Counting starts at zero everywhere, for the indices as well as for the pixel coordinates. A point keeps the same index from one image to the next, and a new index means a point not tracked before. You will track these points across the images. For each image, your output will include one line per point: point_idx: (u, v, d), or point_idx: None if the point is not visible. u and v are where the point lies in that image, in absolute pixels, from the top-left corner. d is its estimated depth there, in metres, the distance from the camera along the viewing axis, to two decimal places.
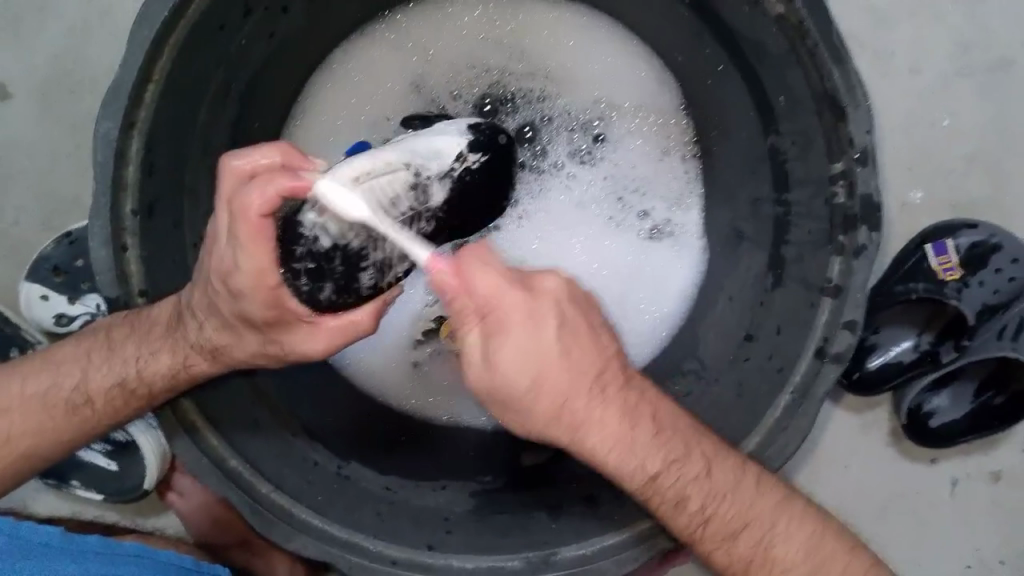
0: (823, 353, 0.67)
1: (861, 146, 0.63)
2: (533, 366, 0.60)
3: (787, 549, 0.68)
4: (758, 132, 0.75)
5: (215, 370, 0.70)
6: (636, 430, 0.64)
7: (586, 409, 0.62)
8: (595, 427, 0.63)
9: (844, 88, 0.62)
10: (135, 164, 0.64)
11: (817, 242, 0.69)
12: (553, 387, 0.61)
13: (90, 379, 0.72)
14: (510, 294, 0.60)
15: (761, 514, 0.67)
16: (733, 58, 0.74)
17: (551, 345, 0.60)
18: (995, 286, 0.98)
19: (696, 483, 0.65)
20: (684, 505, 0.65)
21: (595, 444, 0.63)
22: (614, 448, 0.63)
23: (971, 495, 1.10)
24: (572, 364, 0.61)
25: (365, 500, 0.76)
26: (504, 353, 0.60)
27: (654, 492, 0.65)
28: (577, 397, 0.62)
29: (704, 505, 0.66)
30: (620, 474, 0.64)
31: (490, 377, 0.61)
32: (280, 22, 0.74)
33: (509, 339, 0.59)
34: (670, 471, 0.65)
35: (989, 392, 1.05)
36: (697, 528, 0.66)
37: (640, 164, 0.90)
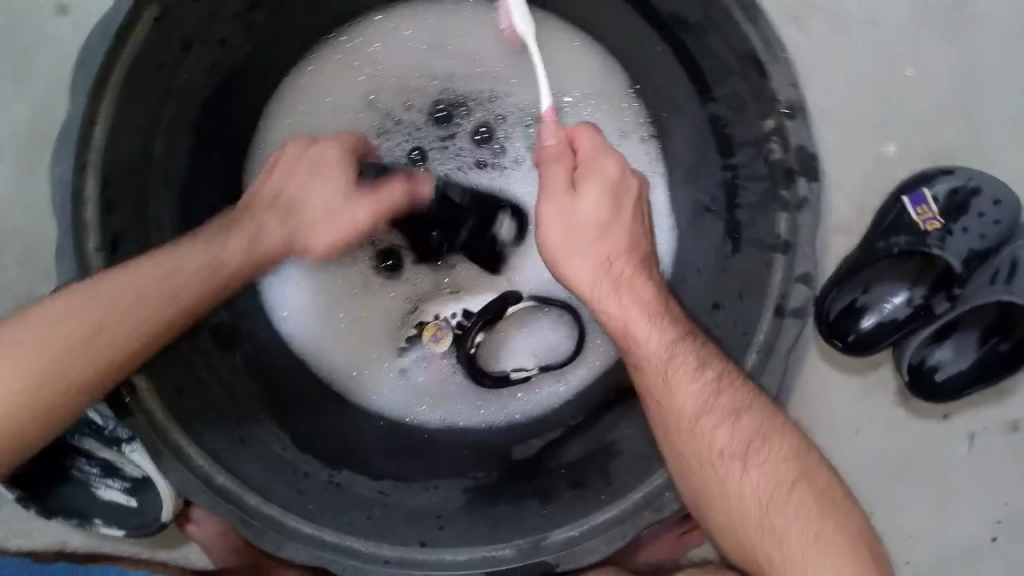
0: (783, 310, 0.67)
1: (786, 100, 0.64)
2: (608, 216, 0.69)
3: (772, 462, 0.68)
4: (699, 102, 0.76)
5: (190, 296, 0.71)
6: (664, 310, 0.70)
7: (627, 270, 0.70)
8: (629, 293, 0.70)
9: (762, 45, 0.63)
10: (92, 203, 0.67)
11: (764, 201, 0.69)
12: (614, 239, 0.70)
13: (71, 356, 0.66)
14: (607, 163, 0.69)
15: (760, 410, 0.68)
16: (664, 32, 0.74)
17: (626, 208, 0.70)
18: (980, 231, 0.96)
19: (712, 377, 0.68)
20: (706, 369, 0.68)
21: (627, 308, 0.70)
22: (643, 315, 0.70)
23: (991, 447, 1.07)
24: (625, 228, 0.70)
25: (357, 505, 0.78)
26: (588, 196, 0.68)
27: (679, 353, 0.69)
28: (620, 257, 0.70)
29: (715, 377, 0.68)
30: (643, 342, 0.69)
31: (552, 224, 0.68)
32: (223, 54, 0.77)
33: (594, 189, 0.68)
34: (692, 339, 0.69)
35: (994, 338, 1.01)
36: (705, 401, 0.68)
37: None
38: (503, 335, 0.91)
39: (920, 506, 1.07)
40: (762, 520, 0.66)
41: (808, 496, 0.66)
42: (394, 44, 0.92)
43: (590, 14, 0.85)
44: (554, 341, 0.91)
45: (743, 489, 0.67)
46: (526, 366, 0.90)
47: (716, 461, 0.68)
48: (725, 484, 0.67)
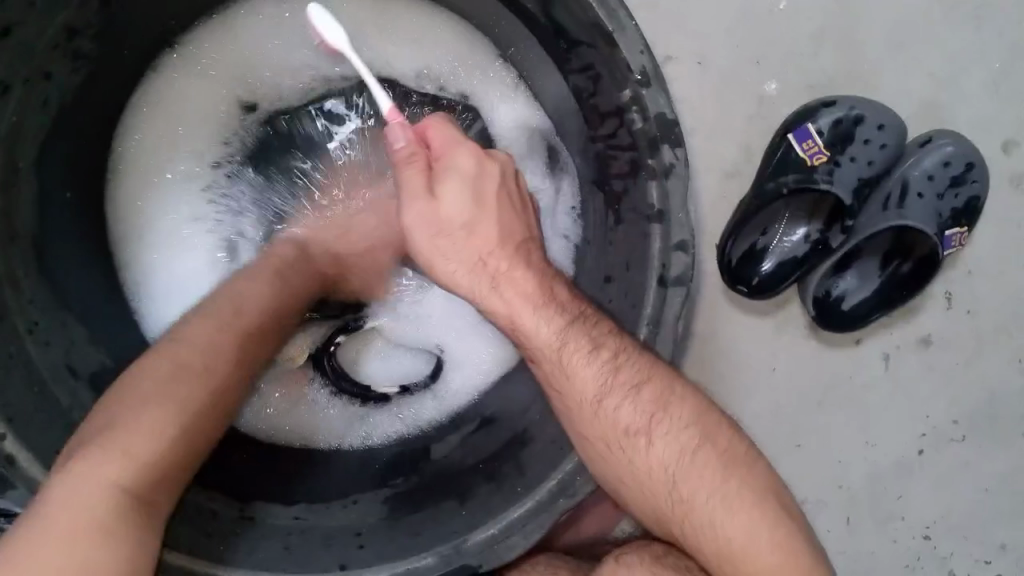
0: (665, 280, 0.65)
1: (639, 67, 0.61)
2: (472, 208, 0.70)
3: (678, 429, 0.69)
4: (561, 74, 0.73)
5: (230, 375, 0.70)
6: (548, 290, 0.70)
7: (506, 262, 0.71)
8: (511, 285, 0.70)
9: (605, 14, 0.61)
10: None
11: (634, 171, 0.67)
12: (483, 234, 0.71)
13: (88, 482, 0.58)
14: (462, 152, 0.70)
15: (664, 379, 0.67)
16: (514, 8, 0.71)
17: (489, 198, 0.71)
18: (867, 158, 0.98)
19: (604, 357, 0.68)
20: (602, 347, 0.68)
21: (512, 301, 0.70)
22: (529, 302, 0.69)
23: (906, 365, 1.09)
24: (498, 219, 0.71)
25: (272, 536, 0.75)
26: (452, 194, 0.70)
27: (571, 339, 0.68)
28: (496, 252, 0.71)
29: (614, 357, 0.67)
30: (537, 331, 0.69)
31: (424, 219, 0.70)
32: (51, 89, 0.72)
33: (456, 187, 0.70)
34: (584, 321, 0.69)
35: (896, 259, 1.02)
36: (605, 382, 0.68)
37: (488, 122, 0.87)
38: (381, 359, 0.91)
39: (846, 433, 1.09)
40: (672, 482, 0.68)
41: (711, 457, 0.69)
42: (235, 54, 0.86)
43: None
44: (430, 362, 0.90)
45: (648, 460, 0.69)
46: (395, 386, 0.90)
47: (621, 438, 0.69)
48: (633, 458, 0.69)
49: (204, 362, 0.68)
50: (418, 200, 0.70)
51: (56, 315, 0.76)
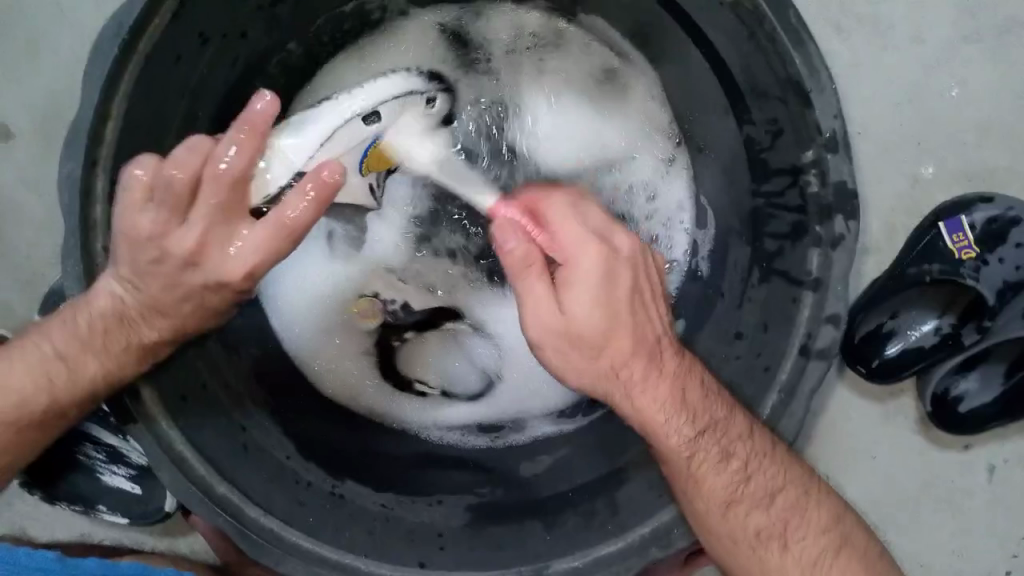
0: (808, 350, 0.64)
1: (829, 132, 0.60)
2: (602, 312, 0.63)
3: (811, 525, 0.69)
4: (733, 121, 0.72)
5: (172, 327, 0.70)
6: (681, 393, 0.67)
7: (638, 365, 0.66)
8: (644, 389, 0.66)
9: (807, 72, 0.60)
10: (101, 202, 0.66)
11: (796, 234, 0.66)
12: (618, 343, 0.64)
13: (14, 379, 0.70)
14: (591, 250, 0.63)
15: (795, 484, 0.69)
16: (702, 48, 0.71)
17: (621, 302, 0.64)
18: (1016, 262, 0.92)
19: (733, 447, 0.67)
20: (733, 456, 0.67)
21: (645, 406, 0.66)
22: (666, 415, 0.66)
23: (1010, 481, 1.04)
24: (635, 321, 0.65)
25: (359, 518, 0.76)
26: (582, 298, 0.63)
27: (701, 448, 0.67)
28: (634, 367, 0.66)
29: (745, 461, 0.68)
30: (665, 438, 0.67)
31: (551, 327, 0.63)
32: (241, 48, 0.75)
33: (582, 290, 0.63)
34: (717, 430, 0.67)
35: (1022, 372, 0.98)
36: (736, 491, 0.68)
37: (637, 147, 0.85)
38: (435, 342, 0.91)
39: (935, 537, 1.04)
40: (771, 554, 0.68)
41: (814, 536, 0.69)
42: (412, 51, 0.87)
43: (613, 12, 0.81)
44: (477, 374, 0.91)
45: (786, 565, 0.68)
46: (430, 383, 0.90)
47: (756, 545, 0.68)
48: (766, 566, 0.68)
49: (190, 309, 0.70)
50: (542, 310, 0.63)
51: None
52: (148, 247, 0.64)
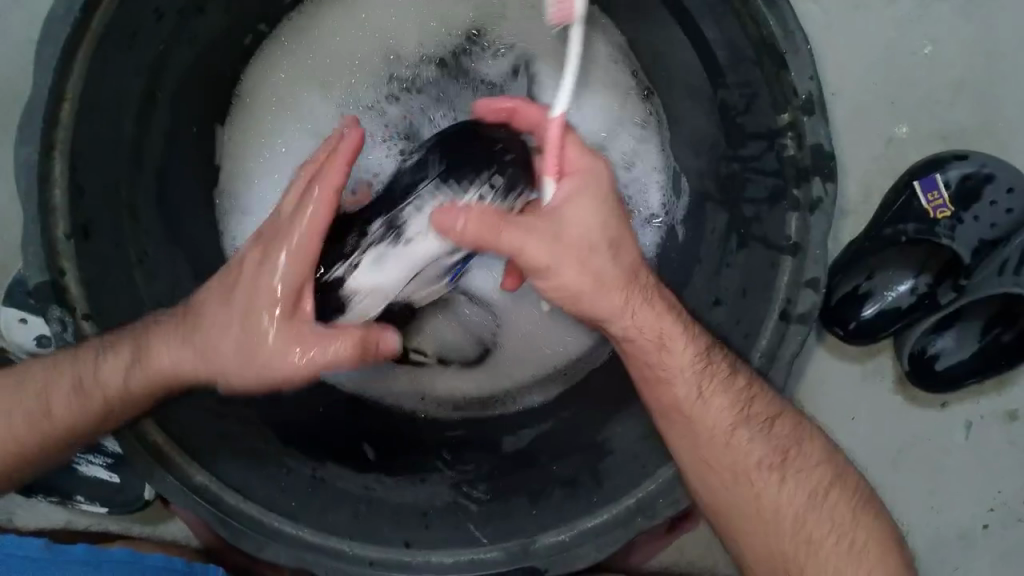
0: (788, 315, 0.64)
1: (804, 93, 0.60)
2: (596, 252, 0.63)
3: (807, 463, 0.68)
4: (707, 86, 0.71)
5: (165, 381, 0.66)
6: (679, 334, 0.66)
7: (639, 305, 0.66)
8: (644, 325, 0.66)
9: (782, 33, 0.59)
10: (59, 187, 0.64)
11: (773, 198, 0.66)
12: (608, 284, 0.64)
13: (55, 401, 0.69)
14: (586, 184, 0.63)
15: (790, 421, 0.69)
16: (674, 12, 0.69)
17: (614, 225, 0.64)
18: (991, 220, 0.93)
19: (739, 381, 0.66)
20: (737, 375, 0.66)
21: (644, 329, 0.66)
22: (664, 343, 0.66)
23: (987, 435, 1.05)
24: (622, 255, 0.65)
25: (342, 501, 0.75)
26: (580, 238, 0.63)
27: (706, 373, 0.66)
28: (634, 296, 0.65)
29: (749, 392, 0.66)
30: (666, 366, 0.66)
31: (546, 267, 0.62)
32: (200, 24, 0.73)
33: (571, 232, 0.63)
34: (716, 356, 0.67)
35: (997, 328, 0.99)
36: (738, 420, 0.67)
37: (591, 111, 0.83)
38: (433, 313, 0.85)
39: (916, 493, 1.05)
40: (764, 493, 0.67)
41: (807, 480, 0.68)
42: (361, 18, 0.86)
43: None
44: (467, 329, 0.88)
45: (780, 500, 0.67)
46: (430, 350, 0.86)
47: (754, 474, 0.67)
48: (763, 496, 0.67)
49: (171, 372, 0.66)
50: (539, 243, 0.61)
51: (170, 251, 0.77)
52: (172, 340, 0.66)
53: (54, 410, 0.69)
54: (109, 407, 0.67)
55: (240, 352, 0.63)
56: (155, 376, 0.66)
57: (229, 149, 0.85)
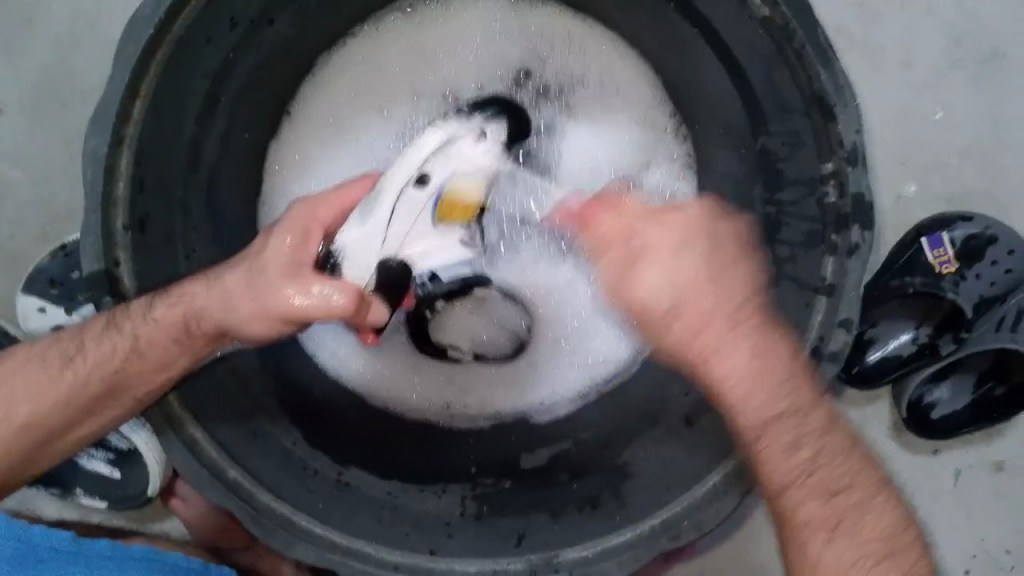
0: (819, 353, 0.67)
1: (850, 145, 0.64)
2: (677, 288, 0.64)
3: (877, 522, 0.65)
4: (748, 132, 0.75)
5: (175, 336, 0.69)
6: (765, 367, 0.65)
7: (720, 335, 0.65)
8: (725, 354, 0.65)
9: (832, 89, 0.63)
10: (123, 179, 0.66)
11: (811, 242, 0.69)
12: (691, 311, 0.65)
13: (87, 350, 0.70)
14: (654, 223, 0.66)
15: (867, 485, 0.66)
16: (721, 58, 0.73)
17: (705, 266, 0.65)
18: (991, 278, 0.97)
19: (811, 437, 0.65)
20: (814, 414, 0.65)
21: (725, 367, 0.65)
22: (743, 377, 0.65)
23: (975, 485, 1.08)
24: (721, 285, 0.65)
25: (367, 505, 0.77)
26: (648, 271, 0.65)
27: (773, 429, 0.65)
28: (715, 323, 0.65)
29: (814, 454, 0.65)
30: (739, 405, 0.65)
31: (634, 302, 0.66)
32: (268, 34, 0.76)
33: (660, 257, 0.65)
34: (794, 409, 0.65)
35: (990, 382, 1.04)
36: (798, 479, 0.65)
37: (595, 151, 0.89)
38: (455, 308, 0.86)
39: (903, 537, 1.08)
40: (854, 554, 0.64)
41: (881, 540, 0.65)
42: (423, 45, 0.90)
43: (625, 20, 0.83)
44: (495, 321, 0.89)
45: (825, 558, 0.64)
46: (463, 348, 0.89)
47: (798, 532, 0.65)
48: (810, 554, 0.65)
49: (174, 333, 0.69)
50: (648, 276, 0.65)
51: (212, 251, 0.79)
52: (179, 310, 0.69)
53: (88, 366, 0.70)
54: (138, 365, 0.70)
55: (247, 304, 0.67)
56: (178, 321, 0.69)
57: (288, 169, 0.89)
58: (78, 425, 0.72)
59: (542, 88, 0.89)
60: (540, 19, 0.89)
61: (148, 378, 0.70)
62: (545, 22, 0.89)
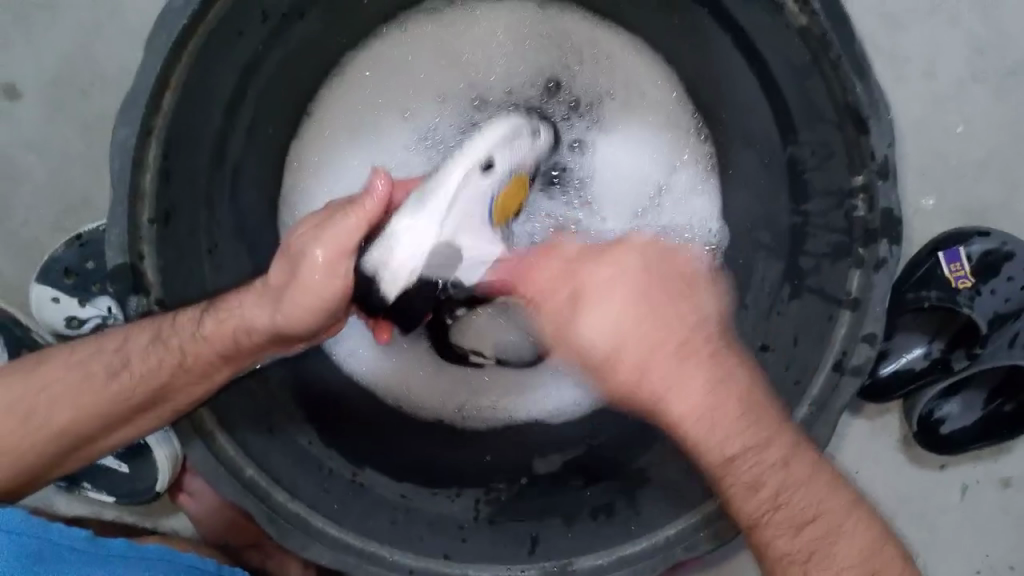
0: (842, 366, 0.67)
1: (881, 159, 0.63)
2: (619, 331, 0.65)
3: (847, 548, 0.64)
4: (776, 142, 0.74)
5: (222, 348, 0.68)
6: (722, 403, 0.65)
7: (670, 374, 0.65)
8: (680, 392, 0.65)
9: (867, 101, 0.62)
10: (151, 171, 0.65)
11: (837, 254, 0.69)
12: (637, 352, 0.65)
13: (131, 363, 0.69)
14: (593, 270, 0.68)
15: (833, 512, 0.65)
16: (753, 66, 0.72)
17: (643, 302, 0.66)
18: (1006, 294, 0.97)
19: (773, 471, 0.64)
20: (770, 449, 0.64)
21: (673, 401, 0.65)
22: (695, 417, 0.65)
23: (980, 501, 1.08)
24: (654, 333, 0.65)
25: (381, 507, 0.77)
26: (603, 311, 0.66)
27: (731, 472, 0.65)
28: (657, 365, 0.65)
29: (778, 491, 0.65)
30: (699, 447, 0.65)
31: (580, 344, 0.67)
32: (296, 29, 0.76)
33: (604, 301, 0.66)
34: (752, 446, 0.64)
35: (1000, 398, 1.03)
36: (766, 516, 0.64)
37: (629, 163, 0.88)
38: (475, 317, 0.84)
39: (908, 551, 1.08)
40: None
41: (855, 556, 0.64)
42: (448, 45, 0.89)
43: (651, 26, 0.83)
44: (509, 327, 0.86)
45: None
46: (485, 353, 0.87)
47: (778, 566, 0.65)
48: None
49: (224, 346, 0.68)
50: (600, 317, 0.65)
51: (232, 245, 0.79)
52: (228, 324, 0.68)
53: (133, 378, 0.69)
54: (182, 379, 0.69)
55: (293, 306, 0.66)
56: (227, 337, 0.68)
57: (320, 175, 0.88)
58: (111, 431, 0.71)
59: (569, 92, 0.88)
60: (563, 22, 0.88)
61: (188, 393, 0.69)
62: (569, 24, 0.88)
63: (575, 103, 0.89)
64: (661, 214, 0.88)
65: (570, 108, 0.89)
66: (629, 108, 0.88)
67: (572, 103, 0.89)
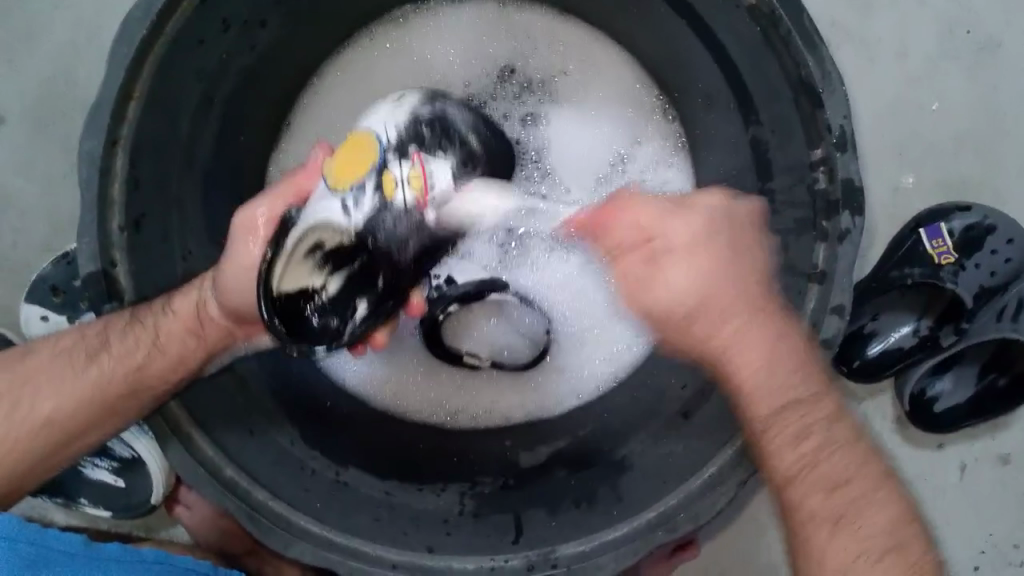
0: (812, 340, 0.67)
1: (838, 130, 0.63)
2: (703, 282, 0.67)
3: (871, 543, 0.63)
4: (739, 122, 0.75)
5: (183, 330, 0.73)
6: (779, 354, 0.65)
7: (740, 326, 0.66)
8: (745, 345, 0.66)
9: (819, 73, 0.62)
10: (119, 180, 0.66)
11: (803, 228, 0.69)
12: (720, 301, 0.67)
13: (110, 344, 0.71)
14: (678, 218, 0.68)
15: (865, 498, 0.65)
16: (710, 48, 0.73)
17: (719, 252, 0.67)
18: (990, 267, 0.96)
19: (821, 424, 0.66)
20: (820, 405, 0.66)
21: (751, 347, 0.66)
22: (759, 365, 0.66)
23: (981, 479, 1.05)
24: (730, 277, 0.67)
25: (364, 504, 0.77)
26: (678, 271, 0.67)
27: (785, 416, 0.65)
28: (733, 311, 0.67)
29: (810, 469, 0.65)
30: (752, 396, 0.66)
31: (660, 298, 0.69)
32: (259, 37, 0.77)
33: (684, 253, 0.67)
34: (797, 404, 0.65)
35: (993, 373, 1.01)
36: (801, 473, 0.64)
37: (585, 133, 0.89)
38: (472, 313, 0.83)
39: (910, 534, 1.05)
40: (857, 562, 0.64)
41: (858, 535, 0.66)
42: (412, 49, 0.91)
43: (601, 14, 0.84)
44: (512, 327, 0.86)
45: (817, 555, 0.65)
46: (480, 355, 0.87)
47: (799, 545, 0.66)
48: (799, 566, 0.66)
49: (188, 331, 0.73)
50: (683, 265, 0.67)
51: (208, 253, 0.80)
52: (194, 313, 0.73)
53: (112, 359, 0.71)
54: (158, 360, 0.72)
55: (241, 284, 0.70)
56: (192, 317, 0.73)
57: None
58: (92, 429, 0.72)
59: (528, 81, 0.90)
60: (521, 18, 0.89)
61: (165, 374, 0.72)
62: (528, 19, 0.89)
63: (534, 92, 0.90)
64: (626, 184, 0.88)
65: (530, 93, 0.90)
66: (592, 95, 0.89)
67: (531, 90, 0.90)
